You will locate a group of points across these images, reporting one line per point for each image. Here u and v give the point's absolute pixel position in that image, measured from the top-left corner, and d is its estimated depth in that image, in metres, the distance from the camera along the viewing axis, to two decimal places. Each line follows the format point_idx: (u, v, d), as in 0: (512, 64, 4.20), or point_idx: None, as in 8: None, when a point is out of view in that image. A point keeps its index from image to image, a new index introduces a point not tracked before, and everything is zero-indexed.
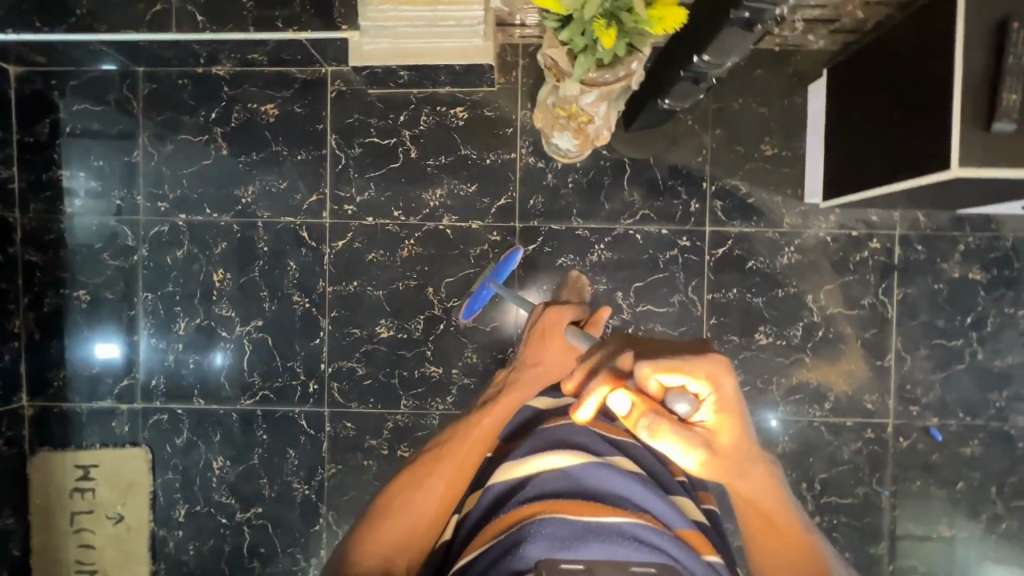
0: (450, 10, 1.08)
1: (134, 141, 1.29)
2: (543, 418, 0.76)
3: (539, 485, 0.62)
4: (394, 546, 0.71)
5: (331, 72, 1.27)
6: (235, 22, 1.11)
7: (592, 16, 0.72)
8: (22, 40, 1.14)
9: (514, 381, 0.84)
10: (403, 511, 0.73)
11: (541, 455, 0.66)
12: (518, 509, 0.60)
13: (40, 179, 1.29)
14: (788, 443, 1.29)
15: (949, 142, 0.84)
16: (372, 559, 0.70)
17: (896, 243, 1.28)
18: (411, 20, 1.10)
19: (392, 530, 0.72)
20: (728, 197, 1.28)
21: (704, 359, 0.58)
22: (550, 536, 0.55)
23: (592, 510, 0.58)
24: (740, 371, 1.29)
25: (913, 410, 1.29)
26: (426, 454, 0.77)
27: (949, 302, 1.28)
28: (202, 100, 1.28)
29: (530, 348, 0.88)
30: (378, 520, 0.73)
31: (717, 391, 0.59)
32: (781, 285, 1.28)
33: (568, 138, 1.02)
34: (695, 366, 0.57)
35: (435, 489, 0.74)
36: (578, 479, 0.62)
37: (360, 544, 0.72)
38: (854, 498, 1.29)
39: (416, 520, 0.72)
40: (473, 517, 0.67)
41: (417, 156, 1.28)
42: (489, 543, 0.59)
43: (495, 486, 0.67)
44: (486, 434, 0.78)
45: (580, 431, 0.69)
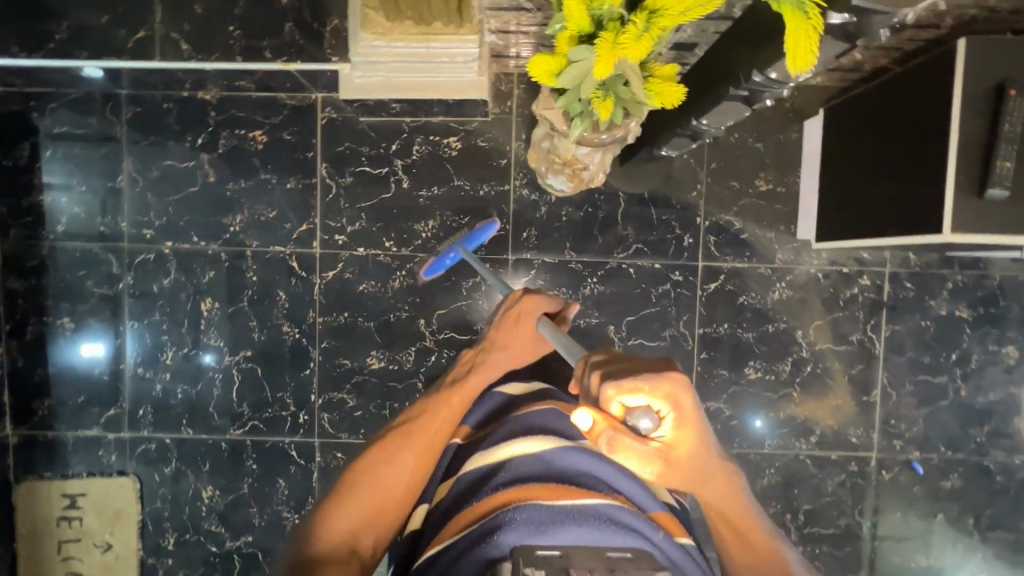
0: (444, 46, 1.05)
1: (118, 166, 1.26)
2: (517, 404, 0.75)
3: (515, 468, 0.61)
4: (359, 526, 0.69)
5: (321, 98, 1.24)
6: (223, 51, 1.08)
7: (590, 91, 0.70)
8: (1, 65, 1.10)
9: (483, 362, 0.83)
10: (369, 487, 0.71)
11: (514, 441, 0.65)
12: (492, 496, 0.59)
13: (20, 203, 1.26)
14: (773, 476, 1.31)
15: (945, 207, 0.86)
16: (335, 539, 0.67)
17: (885, 280, 1.29)
18: (404, 56, 1.07)
19: (357, 508, 0.70)
20: (721, 232, 1.28)
21: (664, 377, 0.53)
22: (526, 524, 0.55)
23: (568, 496, 0.58)
24: (728, 405, 1.30)
25: (896, 444, 1.31)
26: (393, 430, 0.76)
27: (936, 339, 1.30)
28: (189, 125, 1.25)
29: (503, 332, 0.87)
30: (342, 498, 0.70)
31: (677, 408, 0.54)
32: (771, 320, 1.29)
33: (563, 181, 1.00)
34: (655, 385, 0.52)
35: (403, 467, 0.72)
36: (551, 464, 0.62)
37: (322, 523, 0.69)
38: (836, 529, 1.32)
39: (383, 500, 0.70)
40: (445, 504, 0.65)
41: (410, 187, 1.26)
42: (462, 531, 0.58)
43: (467, 473, 0.66)
44: (454, 414, 0.77)
45: (555, 416, 0.69)
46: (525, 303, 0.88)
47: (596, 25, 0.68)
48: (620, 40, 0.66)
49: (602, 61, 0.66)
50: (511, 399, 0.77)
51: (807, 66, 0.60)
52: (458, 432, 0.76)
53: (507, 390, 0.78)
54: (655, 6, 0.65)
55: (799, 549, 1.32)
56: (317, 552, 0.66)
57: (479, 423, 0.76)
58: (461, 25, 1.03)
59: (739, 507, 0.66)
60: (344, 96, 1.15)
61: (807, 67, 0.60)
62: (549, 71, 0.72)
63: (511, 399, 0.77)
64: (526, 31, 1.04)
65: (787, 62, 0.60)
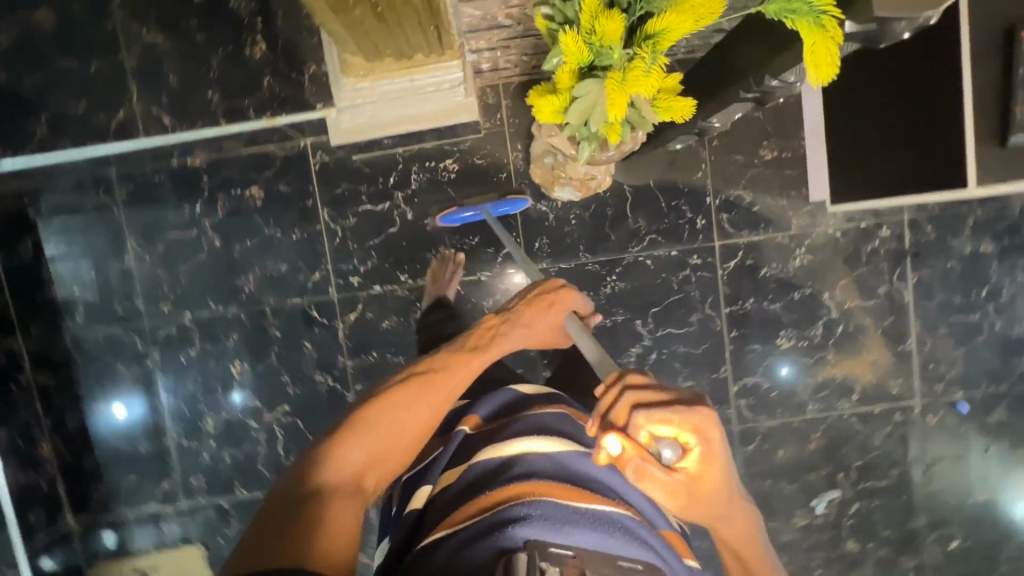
0: (426, 77, 1.11)
1: (122, 246, 1.25)
2: (529, 403, 0.76)
3: (528, 464, 0.63)
4: (365, 467, 0.66)
5: (310, 143, 1.20)
6: (206, 117, 1.16)
7: (598, 121, 0.70)
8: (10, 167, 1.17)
9: (501, 335, 0.87)
10: (384, 429, 0.69)
11: (523, 436, 0.66)
12: (504, 487, 0.60)
13: (35, 301, 1.26)
14: (819, 438, 1.32)
15: None
16: (342, 474, 0.64)
17: (906, 228, 1.27)
18: (388, 93, 1.12)
19: (367, 445, 0.67)
20: (733, 209, 1.26)
21: (693, 411, 0.54)
22: (541, 521, 0.56)
23: (579, 497, 0.60)
24: (764, 378, 1.30)
25: (937, 388, 1.31)
26: (409, 378, 0.76)
27: (963, 278, 1.28)
28: (184, 194, 1.22)
29: (527, 312, 0.90)
30: (347, 435, 0.67)
31: (706, 443, 0.55)
32: (796, 288, 1.28)
33: (570, 191, 0.99)
34: (685, 418, 0.54)
35: (418, 418, 0.72)
36: (563, 465, 0.63)
37: (327, 457, 0.65)
38: (889, 479, 1.33)
39: (391, 446, 0.69)
40: (457, 485, 0.64)
41: (415, 218, 1.24)
42: (473, 519, 0.58)
43: (478, 463, 0.65)
44: (469, 377, 0.81)
45: (566, 420, 0.71)
46: (563, 296, 0.92)
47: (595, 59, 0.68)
48: (629, 78, 0.65)
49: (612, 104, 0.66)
50: (528, 396, 0.77)
51: (831, 76, 0.60)
52: (465, 420, 0.74)
53: (519, 389, 0.79)
54: (655, 30, 0.65)
55: (857, 504, 1.34)
56: (320, 483, 0.62)
57: (489, 415, 0.75)
58: (443, 54, 1.06)
59: (754, 549, 0.66)
60: (336, 144, 1.19)
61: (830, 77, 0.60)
62: (553, 110, 0.73)
63: (523, 397, 0.78)
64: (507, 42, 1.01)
65: (810, 75, 0.59)
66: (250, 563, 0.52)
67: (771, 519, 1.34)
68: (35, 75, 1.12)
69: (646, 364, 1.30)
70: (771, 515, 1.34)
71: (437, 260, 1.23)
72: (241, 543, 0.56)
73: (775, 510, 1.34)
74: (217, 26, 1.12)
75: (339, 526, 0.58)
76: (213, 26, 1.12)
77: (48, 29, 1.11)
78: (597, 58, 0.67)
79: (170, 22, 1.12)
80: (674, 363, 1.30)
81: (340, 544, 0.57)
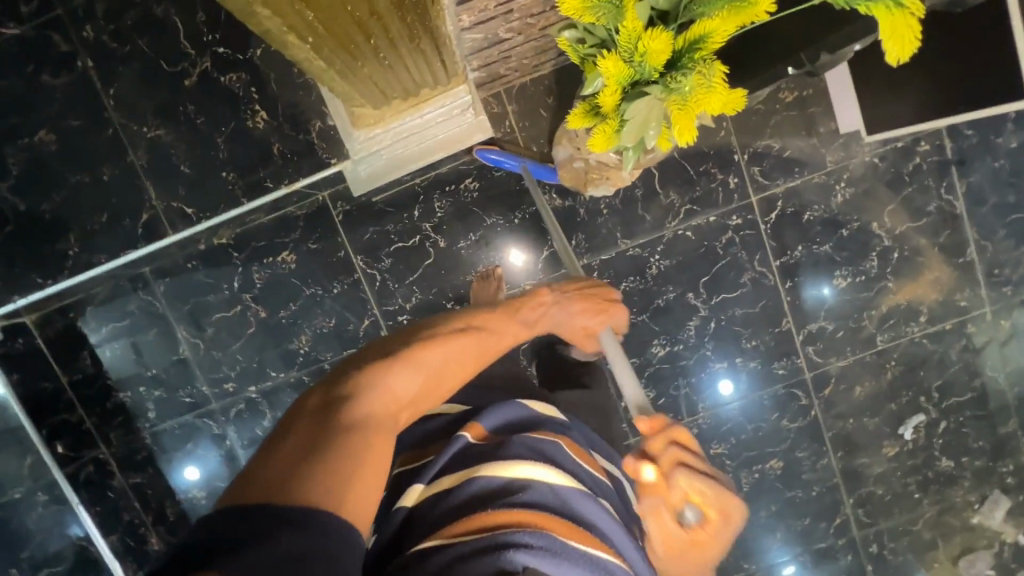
0: (436, 108, 1.09)
1: (175, 338, 1.26)
2: (538, 424, 0.74)
3: (532, 493, 0.61)
4: (403, 408, 0.64)
5: (329, 196, 1.20)
6: (226, 199, 1.15)
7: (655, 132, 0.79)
8: (47, 290, 1.16)
9: (545, 315, 0.89)
10: (433, 371, 0.68)
11: (526, 462, 0.64)
12: (505, 510, 0.58)
13: (107, 408, 1.27)
14: (895, 367, 1.31)
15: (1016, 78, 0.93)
16: (381, 410, 0.61)
17: (945, 138, 1.23)
18: (400, 132, 1.10)
19: (416, 384, 0.66)
20: (763, 159, 1.24)
21: (726, 499, 0.66)
22: (541, 552, 0.54)
23: (578, 537, 0.58)
24: (829, 320, 1.29)
25: (1006, 291, 1.28)
26: (464, 331, 0.74)
27: (1016, 174, 1.22)
28: (219, 276, 1.23)
29: (574, 300, 0.93)
30: (394, 369, 0.64)
31: (720, 524, 0.67)
32: (843, 224, 1.25)
33: (604, 187, 1.07)
34: (717, 498, 0.66)
35: (459, 370, 0.72)
36: (565, 499, 0.62)
37: (369, 388, 0.61)
38: (973, 392, 1.32)
39: (428, 390, 0.68)
40: (453, 497, 0.61)
41: (447, 244, 1.22)
42: (472, 535, 0.55)
43: (483, 478, 0.62)
44: (507, 341, 0.81)
45: (570, 459, 0.69)
46: (615, 311, 0.95)
47: (638, 75, 0.77)
48: (695, 97, 0.74)
49: (674, 112, 0.76)
50: (536, 417, 0.75)
51: (912, 51, 0.69)
52: (468, 427, 0.71)
53: (526, 401, 0.77)
54: (698, 35, 0.73)
55: (944, 423, 1.33)
56: (359, 414, 0.58)
57: (495, 427, 0.72)
58: (449, 82, 1.05)
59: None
60: (356, 195, 1.18)
61: (912, 52, 0.70)
62: (608, 136, 0.82)
63: (532, 416, 0.75)
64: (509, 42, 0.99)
65: (890, 52, 0.69)
66: (278, 479, 0.50)
67: (860, 455, 1.34)
68: (52, 196, 1.12)
69: (706, 334, 1.28)
70: (860, 451, 1.34)
71: (478, 277, 1.18)
72: (268, 455, 0.53)
73: (864, 445, 1.34)
74: (214, 104, 1.11)
75: (373, 465, 0.55)
76: (211, 106, 1.11)
77: (51, 147, 1.10)
78: (640, 73, 0.77)
79: (168, 112, 1.11)
80: (735, 326, 1.28)
81: (370, 486, 0.54)
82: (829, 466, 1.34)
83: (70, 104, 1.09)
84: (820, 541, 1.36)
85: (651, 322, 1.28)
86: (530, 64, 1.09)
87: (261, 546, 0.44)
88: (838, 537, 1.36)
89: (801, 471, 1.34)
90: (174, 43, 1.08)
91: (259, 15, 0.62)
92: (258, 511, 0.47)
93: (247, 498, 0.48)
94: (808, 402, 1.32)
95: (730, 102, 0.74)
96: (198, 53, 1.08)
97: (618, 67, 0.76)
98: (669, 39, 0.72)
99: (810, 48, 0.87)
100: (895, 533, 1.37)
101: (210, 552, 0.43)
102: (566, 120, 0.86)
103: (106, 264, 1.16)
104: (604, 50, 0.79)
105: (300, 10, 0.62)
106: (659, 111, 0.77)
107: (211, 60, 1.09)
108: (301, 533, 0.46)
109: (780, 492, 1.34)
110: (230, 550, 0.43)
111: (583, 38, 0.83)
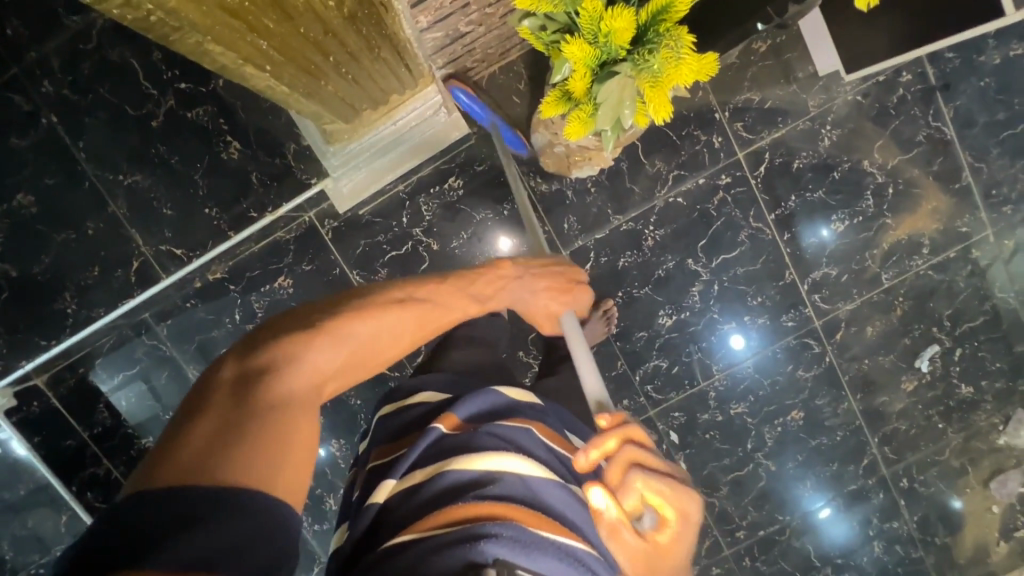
0: (408, 113, 1.09)
1: (186, 377, 1.24)
2: (517, 415, 0.68)
3: (502, 484, 0.55)
4: (331, 376, 0.62)
5: (315, 215, 1.18)
6: (214, 234, 1.15)
7: (631, 111, 0.77)
8: (53, 349, 1.16)
9: (508, 286, 0.89)
10: (366, 341, 0.66)
11: (499, 453, 0.59)
12: (478, 503, 0.52)
13: (130, 457, 1.26)
14: (904, 302, 1.30)
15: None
16: (308, 382, 0.59)
17: (926, 64, 1.21)
18: (376, 145, 1.11)
19: (345, 355, 0.63)
20: (745, 113, 1.22)
21: (687, 496, 0.56)
22: (512, 543, 0.49)
23: (549, 527, 0.53)
24: (832, 267, 1.28)
25: (1007, 210, 1.27)
26: (406, 301, 0.72)
27: (1004, 90, 1.20)
28: (220, 310, 1.21)
29: (540, 279, 0.93)
30: (324, 341, 0.61)
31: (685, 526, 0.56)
32: (834, 167, 1.24)
33: (588, 167, 1.06)
34: (678, 500, 0.55)
35: (395, 340, 0.69)
36: (539, 490, 0.57)
37: (296, 361, 0.59)
38: (985, 315, 1.31)
39: (359, 360, 0.65)
40: (425, 492, 0.56)
41: (440, 246, 1.19)
42: (438, 531, 0.51)
43: (452, 471, 0.56)
44: (448, 310, 0.79)
45: (540, 446, 0.64)
46: (578, 293, 0.97)
47: (605, 55, 0.76)
48: (668, 71, 0.72)
49: (646, 89, 0.74)
50: (512, 404, 0.69)
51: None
52: (441, 417, 0.64)
53: (506, 390, 0.71)
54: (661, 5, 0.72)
55: (960, 350, 1.33)
56: (284, 389, 0.56)
57: (470, 417, 0.65)
58: (417, 85, 1.05)
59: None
60: (343, 212, 1.18)
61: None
62: (583, 122, 0.81)
63: (508, 402, 0.69)
64: (471, 30, 0.96)
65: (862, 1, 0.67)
66: (191, 464, 0.48)
67: (880, 394, 1.34)
68: (42, 257, 1.12)
69: (711, 297, 1.28)
70: (879, 390, 1.34)
71: None
72: (180, 441, 0.50)
73: (882, 383, 1.34)
74: (187, 142, 1.10)
75: (304, 442, 0.54)
76: (182, 144, 1.10)
77: (31, 209, 1.10)
78: (607, 53, 0.75)
79: (141, 155, 1.10)
80: (739, 286, 1.28)
81: (302, 465, 0.53)
82: (850, 409, 1.35)
83: (42, 163, 1.08)
84: (851, 483, 1.37)
85: (655, 293, 1.27)
86: (494, 52, 1.08)
87: (187, 536, 0.43)
88: (868, 477, 1.37)
89: (823, 418, 1.35)
90: (135, 85, 1.06)
91: (212, 53, 0.61)
92: (170, 503, 0.45)
93: (161, 485, 0.46)
94: (821, 350, 1.32)
95: (704, 69, 0.72)
96: (161, 91, 1.07)
97: (584, 50, 0.74)
98: (633, 15, 0.71)
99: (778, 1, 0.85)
100: (924, 464, 1.37)
101: (125, 556, 0.42)
102: (538, 109, 0.85)
103: (106, 315, 1.16)
104: (567, 35, 0.77)
105: (253, 41, 0.61)
106: (631, 89, 0.76)
107: (175, 97, 1.07)
108: (233, 521, 0.45)
109: (805, 441, 1.35)
110: (150, 546, 0.42)
111: (544, 25, 0.81)
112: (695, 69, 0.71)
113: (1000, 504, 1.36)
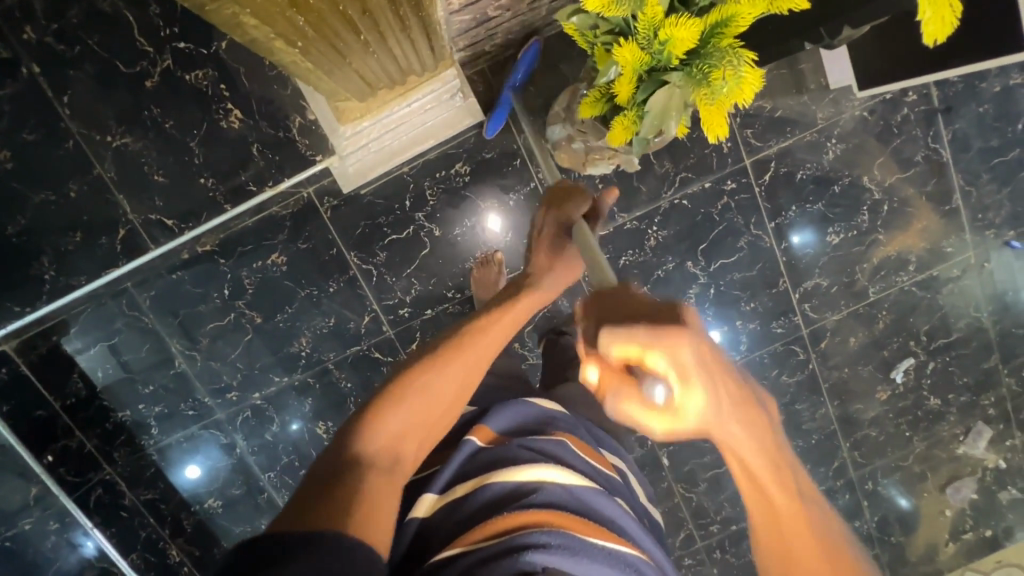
0: (423, 95, 1.06)
1: (167, 352, 1.19)
2: (546, 424, 0.68)
3: (546, 493, 0.55)
4: (403, 437, 0.57)
5: (313, 191, 1.13)
6: (209, 207, 1.10)
7: (676, 121, 0.77)
8: (27, 315, 1.11)
9: (530, 287, 0.74)
10: (421, 392, 0.60)
11: (537, 463, 0.58)
12: (523, 512, 0.52)
13: (106, 430, 1.21)
14: (887, 315, 1.35)
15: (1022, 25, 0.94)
16: (378, 446, 0.55)
17: (931, 86, 1.23)
18: (388, 125, 1.07)
19: (403, 414, 0.58)
20: (755, 120, 1.23)
21: (663, 333, 0.45)
22: (561, 551, 0.49)
23: (598, 533, 0.53)
24: (824, 277, 1.31)
25: (989, 235, 1.32)
26: (447, 339, 0.65)
27: (1000, 118, 1.24)
28: (208, 284, 1.16)
29: (545, 274, 0.77)
30: (380, 408, 0.58)
31: (682, 367, 0.45)
32: (835, 180, 1.26)
33: (604, 165, 1.04)
34: (647, 342, 0.45)
35: (457, 388, 0.62)
36: (580, 498, 0.56)
37: (357, 427, 0.56)
38: (960, 332, 1.38)
39: (426, 412, 0.60)
40: (467, 506, 0.56)
41: (442, 232, 1.17)
42: (486, 542, 0.51)
43: (493, 483, 0.56)
44: (502, 334, 0.68)
45: (573, 456, 0.63)
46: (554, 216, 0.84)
47: (655, 61, 0.76)
48: (721, 93, 0.71)
49: (701, 104, 0.73)
50: (541, 414, 0.69)
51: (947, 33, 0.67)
52: (475, 430, 0.65)
53: (535, 401, 0.71)
54: (722, 16, 0.71)
55: (932, 364, 1.39)
56: (359, 454, 0.54)
57: (504, 430, 0.65)
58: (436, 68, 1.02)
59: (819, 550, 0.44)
60: (345, 192, 1.14)
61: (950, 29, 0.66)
62: (626, 130, 0.81)
63: (538, 414, 0.69)
64: (496, 14, 0.93)
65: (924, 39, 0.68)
66: (289, 519, 0.47)
67: (855, 403, 1.40)
68: (18, 219, 1.05)
69: (707, 300, 1.30)
70: (856, 398, 1.40)
71: (478, 265, 1.15)
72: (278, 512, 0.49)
73: (859, 391, 1.39)
74: (183, 106, 1.03)
75: (379, 496, 0.51)
76: (178, 108, 1.03)
77: (6, 166, 1.02)
78: (658, 59, 0.75)
79: (132, 117, 1.03)
80: (734, 290, 1.30)
81: (380, 516, 0.50)
82: (827, 414, 1.40)
83: (19, 117, 1.00)
84: (819, 485, 1.44)
85: (653, 293, 1.28)
86: (514, 37, 1.05)
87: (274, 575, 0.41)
88: (836, 479, 1.44)
89: (801, 422, 1.40)
90: (128, 41, 0.99)
91: (246, 24, 0.62)
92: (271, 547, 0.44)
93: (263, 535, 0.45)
94: (805, 357, 1.36)
95: (755, 85, 0.70)
96: (157, 49, 1.00)
97: (635, 54, 0.74)
98: (696, 26, 0.70)
99: (832, 22, 0.84)
100: (888, 470, 1.44)
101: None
102: (580, 109, 0.86)
103: (88, 284, 1.11)
104: (620, 38, 0.77)
105: (290, 16, 0.61)
106: (680, 99, 0.75)
107: (171, 56, 1.01)
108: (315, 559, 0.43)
109: None
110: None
111: (595, 23, 0.80)
112: (753, 85, 0.69)
113: (953, 508, 1.45)
